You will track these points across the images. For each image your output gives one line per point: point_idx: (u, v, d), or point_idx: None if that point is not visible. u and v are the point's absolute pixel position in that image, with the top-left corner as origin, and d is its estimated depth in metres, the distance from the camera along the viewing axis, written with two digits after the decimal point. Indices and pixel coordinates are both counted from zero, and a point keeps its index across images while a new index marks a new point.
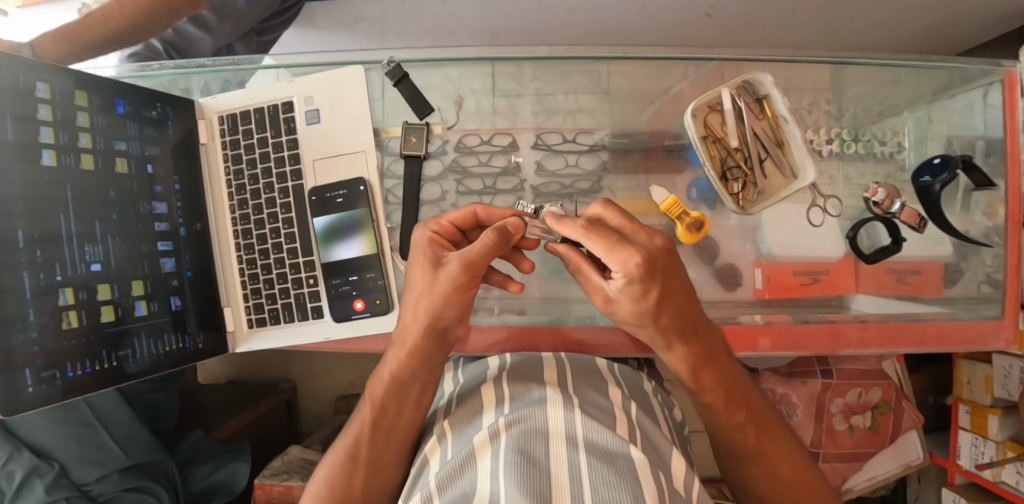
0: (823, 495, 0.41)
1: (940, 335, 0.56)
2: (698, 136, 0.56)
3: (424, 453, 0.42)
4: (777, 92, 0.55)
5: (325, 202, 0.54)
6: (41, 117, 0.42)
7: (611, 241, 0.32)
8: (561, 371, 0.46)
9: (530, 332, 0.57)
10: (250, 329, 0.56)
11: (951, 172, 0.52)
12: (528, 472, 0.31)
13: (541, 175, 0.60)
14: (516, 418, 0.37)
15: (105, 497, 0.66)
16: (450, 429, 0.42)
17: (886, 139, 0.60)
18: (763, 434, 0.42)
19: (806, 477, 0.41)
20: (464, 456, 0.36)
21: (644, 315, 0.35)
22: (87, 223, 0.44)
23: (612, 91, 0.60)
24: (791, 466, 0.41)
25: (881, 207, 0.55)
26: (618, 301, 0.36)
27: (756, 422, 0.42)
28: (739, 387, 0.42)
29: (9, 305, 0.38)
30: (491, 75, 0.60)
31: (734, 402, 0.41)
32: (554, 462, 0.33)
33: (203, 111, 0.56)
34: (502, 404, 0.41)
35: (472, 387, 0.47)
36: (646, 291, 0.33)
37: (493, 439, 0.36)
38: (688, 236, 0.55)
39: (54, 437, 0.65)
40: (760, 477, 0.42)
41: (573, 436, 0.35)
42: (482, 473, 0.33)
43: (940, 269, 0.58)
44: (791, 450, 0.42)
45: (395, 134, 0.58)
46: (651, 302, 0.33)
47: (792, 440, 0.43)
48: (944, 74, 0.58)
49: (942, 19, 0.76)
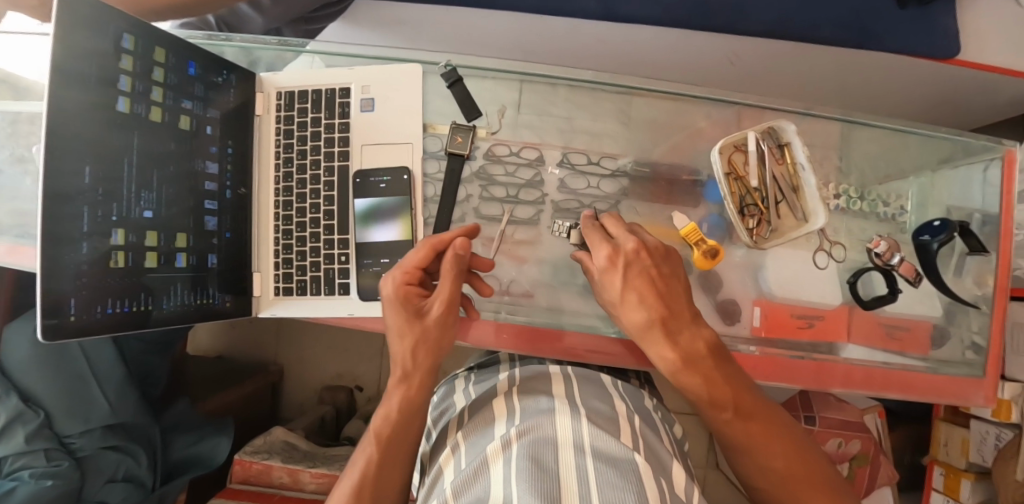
0: (825, 483, 0.43)
1: (919, 385, 0.59)
2: (723, 172, 0.59)
3: (439, 465, 0.44)
4: (799, 140, 0.58)
5: (368, 186, 0.56)
6: (124, 65, 0.43)
7: (597, 239, 0.49)
8: (569, 386, 0.49)
9: (537, 330, 0.59)
10: (276, 296, 0.57)
11: (948, 234, 0.56)
12: (538, 475, 0.34)
13: (563, 192, 0.64)
14: (527, 429, 0.41)
15: (84, 453, 0.72)
16: (463, 441, 0.45)
17: (890, 201, 0.64)
18: (754, 427, 0.45)
19: (801, 470, 0.43)
20: (478, 464, 0.38)
21: (617, 302, 0.48)
22: (147, 171, 0.45)
23: (638, 121, 0.65)
24: (784, 460, 0.43)
25: (882, 258, 0.59)
26: (602, 290, 0.50)
27: (746, 415, 0.45)
28: (724, 384, 0.45)
29: (66, 225, 0.38)
30: (517, 92, 0.64)
31: (720, 395, 0.45)
32: (563, 467, 0.36)
33: (262, 85, 0.58)
34: (512, 417, 0.44)
35: (484, 401, 0.50)
36: (615, 278, 0.47)
37: (505, 447, 0.39)
38: (702, 261, 0.57)
39: (48, 387, 0.71)
40: (755, 469, 0.45)
41: (580, 444, 0.38)
42: (495, 476, 0.36)
43: (928, 330, 0.61)
44: (785, 442, 0.44)
45: (439, 132, 0.60)
46: (619, 292, 0.47)
47: (788, 429, 0.45)
48: (949, 145, 0.63)
49: (946, 87, 0.82)
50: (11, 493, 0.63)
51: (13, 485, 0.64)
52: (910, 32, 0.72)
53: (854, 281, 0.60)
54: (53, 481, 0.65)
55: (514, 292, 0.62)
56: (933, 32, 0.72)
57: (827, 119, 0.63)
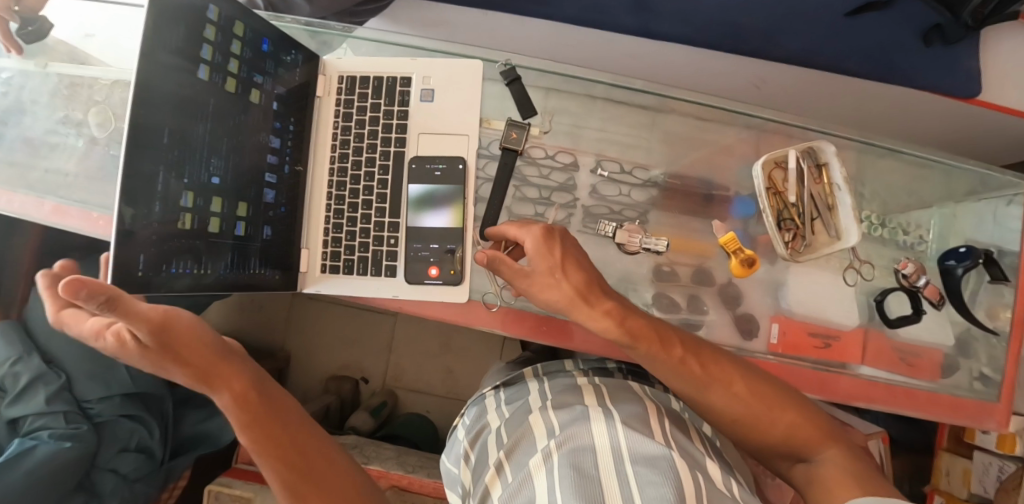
0: (778, 391, 0.50)
1: (934, 402, 0.60)
2: (763, 186, 0.61)
3: (485, 484, 0.46)
4: (837, 161, 0.61)
5: (425, 173, 0.59)
6: (207, 35, 0.45)
7: (518, 224, 0.52)
8: (598, 395, 0.52)
9: (553, 320, 0.58)
10: (322, 273, 0.59)
11: (973, 260, 0.60)
12: (581, 483, 0.37)
13: (594, 198, 0.66)
14: (566, 439, 0.42)
15: (103, 418, 0.73)
16: (507, 460, 0.46)
17: (909, 230, 0.66)
18: (704, 361, 0.50)
19: (756, 387, 0.49)
20: (522, 480, 0.40)
21: (554, 269, 0.49)
22: (217, 139, 0.46)
23: (669, 136, 0.68)
24: (742, 383, 0.49)
25: (908, 279, 0.62)
26: (535, 269, 0.49)
27: (696, 354, 0.50)
28: (664, 329, 0.50)
29: (142, 177, 0.38)
30: (544, 94, 0.66)
31: (667, 342, 0.49)
32: (604, 473, 0.38)
33: (325, 67, 0.61)
34: (551, 432, 0.46)
35: (520, 420, 0.52)
36: (551, 246, 0.49)
37: (547, 459, 0.41)
38: (739, 269, 0.61)
39: (73, 350, 0.74)
40: (725, 402, 0.49)
41: (618, 450, 0.40)
42: (541, 489, 0.38)
43: (939, 358, 0.63)
44: (735, 369, 0.50)
45: (495, 127, 0.63)
46: (557, 255, 0.49)
47: (729, 358, 0.51)
48: (971, 178, 0.67)
49: (962, 127, 0.85)
50: (32, 451, 0.65)
51: (33, 444, 0.65)
52: (933, 68, 0.76)
53: (882, 299, 0.63)
54: (71, 443, 0.67)
55: None
56: (955, 71, 0.75)
57: (845, 144, 0.66)
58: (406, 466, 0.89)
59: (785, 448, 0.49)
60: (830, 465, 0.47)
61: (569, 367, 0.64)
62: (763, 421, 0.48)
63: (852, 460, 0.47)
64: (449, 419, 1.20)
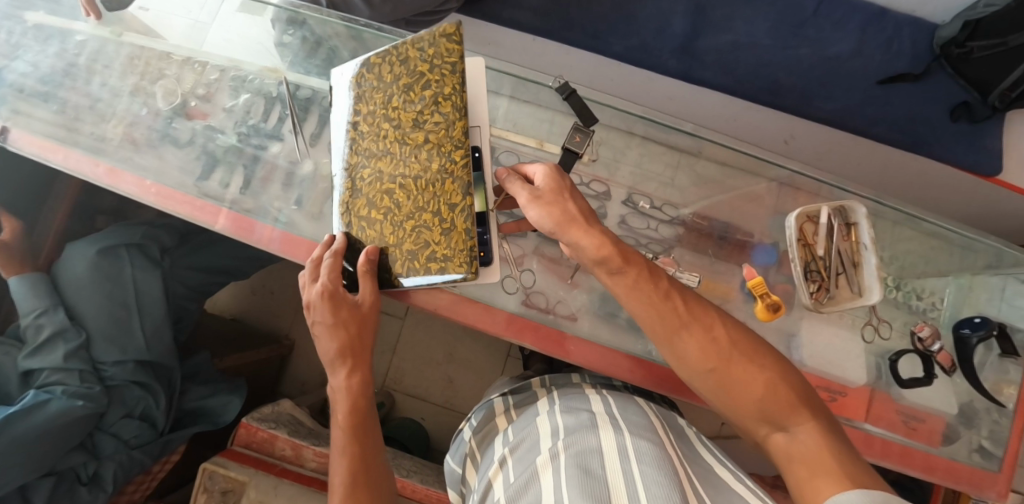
0: (765, 350, 0.45)
1: (947, 469, 0.60)
2: (796, 238, 0.64)
3: (488, 478, 0.48)
4: (866, 222, 0.63)
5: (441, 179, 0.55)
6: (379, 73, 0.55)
7: None
8: (607, 406, 0.52)
9: (540, 328, 0.60)
10: None
11: (987, 331, 0.63)
12: (586, 482, 0.37)
13: (623, 228, 0.68)
14: (572, 442, 0.43)
15: (116, 381, 0.76)
16: (510, 456, 0.48)
17: (924, 296, 0.69)
18: (689, 302, 0.47)
19: (740, 340, 0.45)
20: (529, 476, 0.41)
21: (561, 193, 0.49)
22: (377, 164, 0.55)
23: (700, 178, 0.71)
24: (724, 329, 0.46)
25: (923, 342, 0.65)
26: (543, 190, 0.49)
27: (682, 295, 0.47)
28: (656, 269, 0.49)
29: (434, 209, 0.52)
30: None
31: (655, 275, 0.48)
32: (609, 473, 0.39)
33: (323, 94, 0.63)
34: (556, 433, 0.47)
35: (527, 421, 0.53)
36: (563, 177, 0.50)
37: (553, 459, 0.42)
38: (763, 313, 0.62)
39: (96, 310, 0.76)
40: (700, 346, 0.45)
41: (623, 453, 0.41)
42: (547, 485, 0.39)
43: (943, 425, 0.63)
44: (720, 318, 0.47)
45: (550, 150, 0.67)
46: (566, 187, 0.49)
47: (719, 311, 0.48)
48: (989, 254, 0.70)
49: (980, 210, 0.88)
50: (46, 405, 0.67)
51: (47, 397, 0.68)
52: (959, 144, 0.78)
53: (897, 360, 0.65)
54: (83, 402, 0.69)
55: (559, 312, 0.62)
56: (980, 148, 0.78)
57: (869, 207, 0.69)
58: (401, 469, 0.88)
59: (757, 414, 0.43)
60: (805, 440, 0.40)
61: (577, 379, 0.64)
62: (737, 381, 0.43)
63: (829, 437, 0.40)
64: (442, 429, 1.20)
